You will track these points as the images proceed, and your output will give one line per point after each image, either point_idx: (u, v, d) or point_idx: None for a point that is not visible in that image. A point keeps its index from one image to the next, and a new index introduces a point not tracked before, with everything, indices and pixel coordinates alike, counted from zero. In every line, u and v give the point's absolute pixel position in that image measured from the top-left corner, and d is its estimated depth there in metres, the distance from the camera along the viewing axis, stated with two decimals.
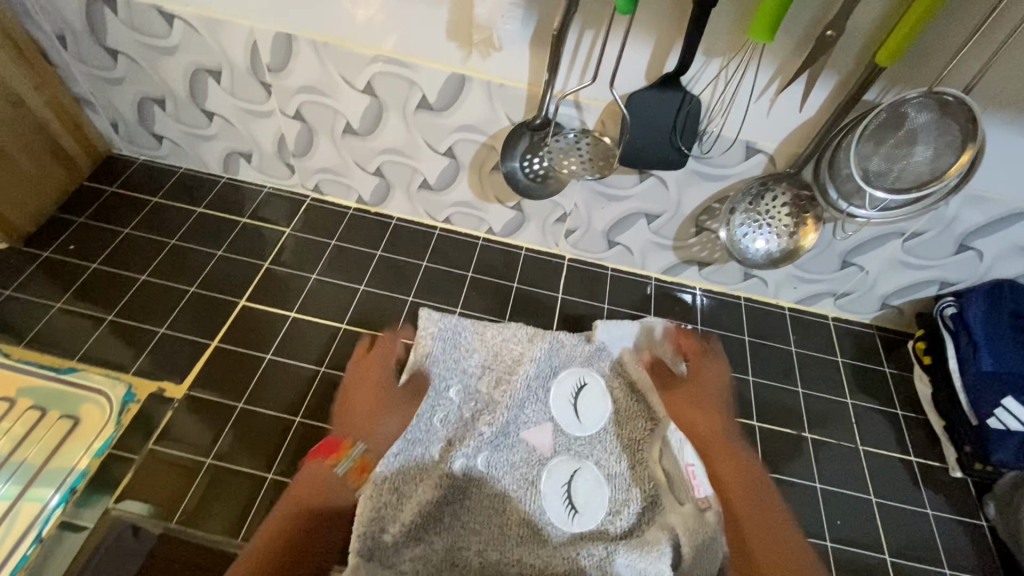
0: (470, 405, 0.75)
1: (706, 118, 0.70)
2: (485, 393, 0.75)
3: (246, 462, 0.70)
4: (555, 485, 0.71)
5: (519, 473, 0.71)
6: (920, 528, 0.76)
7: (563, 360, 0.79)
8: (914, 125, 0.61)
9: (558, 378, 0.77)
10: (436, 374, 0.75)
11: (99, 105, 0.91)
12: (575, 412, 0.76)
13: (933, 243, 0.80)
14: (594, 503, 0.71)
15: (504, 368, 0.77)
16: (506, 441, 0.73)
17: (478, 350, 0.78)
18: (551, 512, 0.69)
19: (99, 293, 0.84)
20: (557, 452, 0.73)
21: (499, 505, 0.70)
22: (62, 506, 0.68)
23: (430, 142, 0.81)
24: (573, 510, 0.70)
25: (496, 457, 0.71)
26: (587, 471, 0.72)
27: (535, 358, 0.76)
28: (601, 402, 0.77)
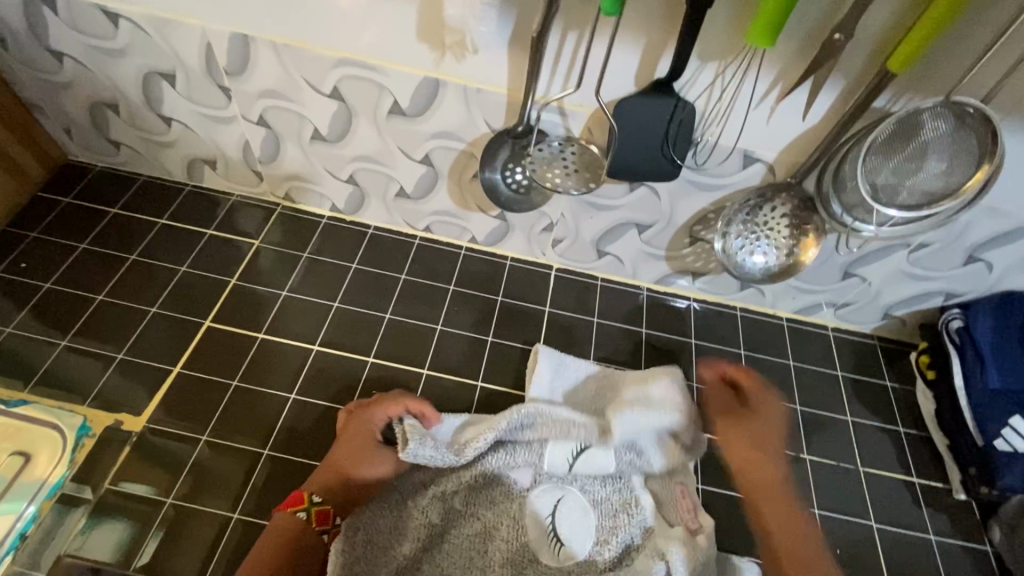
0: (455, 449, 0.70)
1: (701, 127, 0.64)
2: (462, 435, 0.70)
3: (210, 501, 0.66)
4: (538, 518, 0.67)
5: (499, 509, 0.67)
6: (923, 555, 0.73)
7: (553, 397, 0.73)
8: (928, 138, 0.57)
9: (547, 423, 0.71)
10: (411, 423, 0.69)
11: (50, 110, 0.84)
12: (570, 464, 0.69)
13: (940, 254, 0.76)
14: (581, 532, 0.66)
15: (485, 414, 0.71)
16: (485, 475, 0.69)
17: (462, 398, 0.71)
18: (534, 548, 0.65)
19: (53, 315, 0.78)
20: (537, 483, 0.69)
21: (480, 543, 0.66)
22: (11, 555, 0.62)
23: (405, 150, 0.76)
24: (558, 541, 0.66)
25: (474, 498, 0.68)
26: (571, 498, 0.68)
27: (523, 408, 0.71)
28: (602, 458, 0.70)
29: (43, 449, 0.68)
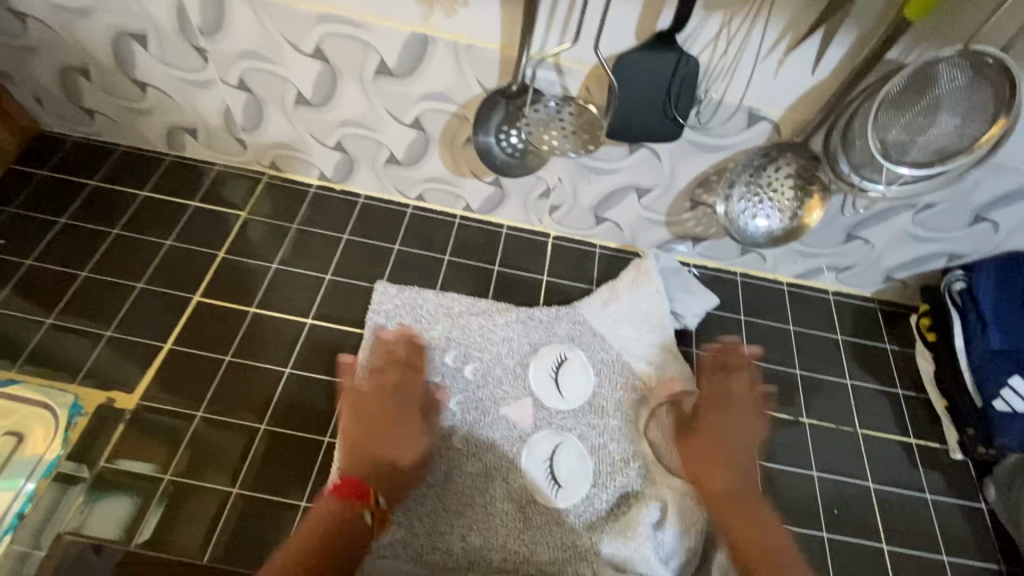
0: (437, 378, 0.73)
1: (705, 82, 0.61)
2: (450, 365, 0.74)
3: (208, 478, 0.65)
4: (538, 461, 0.69)
5: (499, 451, 0.69)
6: (920, 512, 0.74)
7: (544, 337, 0.76)
8: (942, 91, 0.55)
9: (538, 356, 0.75)
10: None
11: (17, 77, 0.80)
12: (554, 382, 0.73)
13: (946, 215, 0.74)
14: (579, 476, 0.68)
15: (472, 342, 0.75)
16: (485, 417, 0.71)
17: (443, 322, 0.77)
18: (536, 488, 0.67)
19: (37, 292, 0.76)
20: (538, 428, 0.70)
21: (481, 486, 0.67)
22: (11, 534, 0.61)
23: (394, 114, 0.72)
24: (556, 485, 0.67)
25: (474, 435, 0.70)
26: (570, 445, 0.70)
27: (508, 338, 0.76)
28: (583, 375, 0.74)
29: (36, 427, 0.67)
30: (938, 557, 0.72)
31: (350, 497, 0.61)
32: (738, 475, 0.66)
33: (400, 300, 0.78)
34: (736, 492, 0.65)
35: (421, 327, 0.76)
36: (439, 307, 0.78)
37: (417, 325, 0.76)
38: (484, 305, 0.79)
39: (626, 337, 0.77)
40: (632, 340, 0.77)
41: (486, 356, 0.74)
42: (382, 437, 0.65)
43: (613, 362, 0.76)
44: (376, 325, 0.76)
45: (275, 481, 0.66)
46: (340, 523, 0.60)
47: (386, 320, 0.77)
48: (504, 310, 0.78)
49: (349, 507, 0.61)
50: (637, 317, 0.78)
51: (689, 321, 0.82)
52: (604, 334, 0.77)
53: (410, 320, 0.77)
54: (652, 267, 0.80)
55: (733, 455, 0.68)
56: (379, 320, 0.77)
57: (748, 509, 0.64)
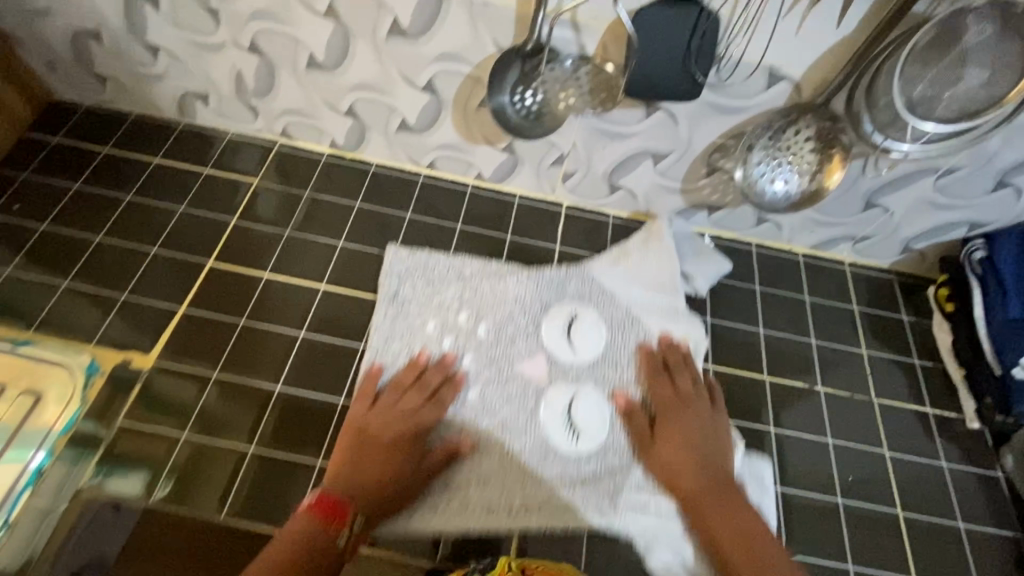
0: (449, 337, 0.72)
1: (726, 39, 0.60)
2: (464, 325, 0.73)
3: (226, 437, 0.66)
4: (554, 412, 0.69)
5: (515, 405, 0.69)
6: (935, 480, 0.74)
7: (555, 296, 0.76)
8: (969, 44, 0.54)
9: (549, 313, 0.75)
10: (410, 309, 0.74)
11: (29, 42, 0.79)
12: (567, 337, 0.73)
13: (969, 181, 0.72)
14: (596, 425, 0.69)
15: (485, 302, 0.75)
16: (500, 374, 0.70)
17: (455, 283, 0.76)
18: (554, 439, 0.67)
19: (52, 256, 0.76)
20: (553, 381, 0.71)
21: (502, 436, 0.67)
22: (31, 488, 0.62)
23: (407, 76, 0.72)
24: (575, 433, 0.68)
25: (490, 390, 0.70)
26: (585, 395, 0.70)
27: (520, 297, 0.76)
28: (596, 329, 0.74)
29: (52, 386, 0.68)
30: (952, 523, 0.71)
31: (326, 516, 0.56)
32: (720, 471, 0.62)
33: (412, 263, 0.78)
34: (726, 485, 0.61)
35: (435, 289, 0.76)
36: (451, 267, 0.78)
37: (427, 287, 0.76)
38: (496, 266, 0.78)
39: (637, 295, 0.77)
40: (642, 295, 0.77)
41: (499, 315, 0.74)
42: (377, 461, 0.61)
43: (623, 318, 0.75)
44: (388, 288, 0.76)
45: (291, 439, 0.67)
46: (313, 541, 0.54)
47: (398, 283, 0.76)
48: (516, 270, 0.78)
49: (322, 524, 0.55)
50: (647, 277, 0.78)
51: (699, 286, 0.82)
52: (614, 291, 0.77)
53: (419, 282, 0.76)
54: (664, 228, 0.81)
55: (673, 469, 0.63)
56: (387, 281, 0.76)
57: (721, 509, 0.59)
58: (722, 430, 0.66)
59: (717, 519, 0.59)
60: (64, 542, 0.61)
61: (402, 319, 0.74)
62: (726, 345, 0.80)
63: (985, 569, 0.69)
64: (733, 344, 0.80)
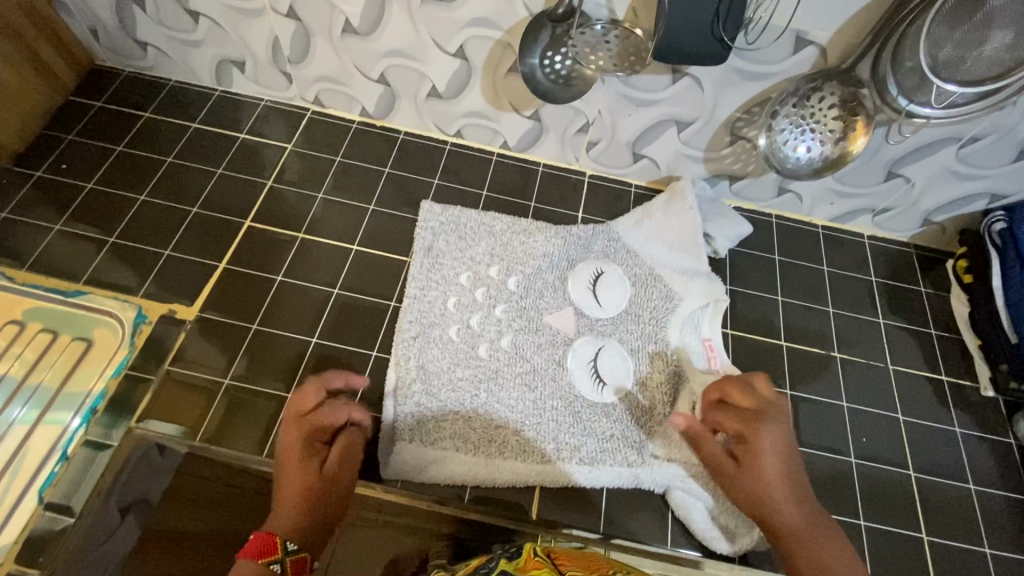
0: (481, 289, 0.77)
1: (755, 3, 0.61)
2: (495, 277, 0.78)
3: (264, 384, 0.70)
4: (581, 362, 0.73)
5: (547, 353, 0.74)
6: (948, 445, 0.76)
7: (580, 253, 0.80)
8: (995, 7, 0.55)
9: (575, 270, 0.78)
10: (444, 262, 0.79)
11: (74, 8, 0.82)
12: (593, 292, 0.77)
13: (992, 149, 0.73)
14: (621, 376, 0.73)
15: (514, 257, 0.79)
16: (531, 324, 0.75)
17: (486, 239, 0.80)
18: (580, 388, 0.72)
19: (97, 214, 0.80)
20: (580, 334, 0.75)
21: (531, 381, 0.72)
22: (85, 426, 0.67)
23: (438, 42, 0.73)
24: (601, 383, 0.72)
25: (522, 338, 0.75)
26: (611, 348, 0.74)
27: (548, 253, 0.80)
28: (620, 287, 0.77)
29: (105, 335, 0.72)
30: (964, 486, 0.73)
31: (258, 552, 0.47)
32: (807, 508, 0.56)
33: (445, 219, 0.82)
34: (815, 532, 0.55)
35: (466, 244, 0.80)
36: (482, 225, 0.82)
37: (458, 240, 0.80)
38: (524, 224, 0.82)
39: (657, 253, 0.80)
40: (664, 252, 0.80)
41: (528, 269, 0.79)
42: (307, 486, 0.54)
43: (646, 275, 0.79)
44: (423, 241, 0.80)
45: None
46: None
47: (433, 237, 0.81)
48: (543, 227, 0.82)
49: (254, 563, 0.46)
50: (669, 235, 0.81)
51: (719, 247, 0.84)
52: (638, 250, 0.81)
53: (450, 235, 0.81)
54: (686, 188, 0.82)
55: (759, 494, 0.57)
56: (422, 234, 0.81)
57: (811, 551, 0.53)
58: (797, 453, 0.60)
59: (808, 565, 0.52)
60: (117, 476, 0.65)
61: (437, 271, 0.78)
62: (744, 311, 0.82)
63: (996, 529, 0.71)
64: (751, 310, 0.82)
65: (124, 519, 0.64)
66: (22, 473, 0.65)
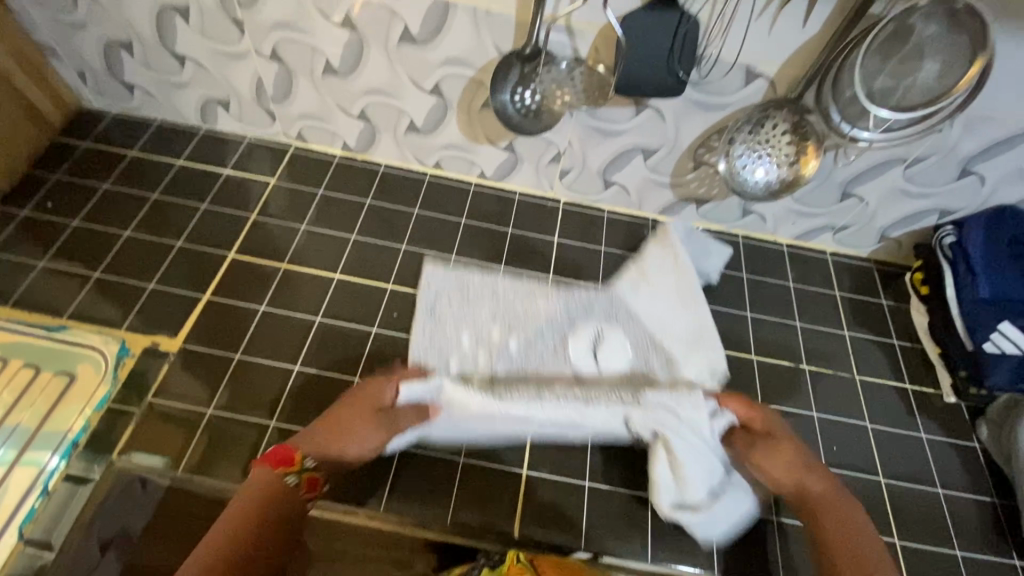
0: (482, 348, 0.77)
1: (705, 41, 0.66)
2: (497, 341, 0.77)
3: (247, 413, 0.71)
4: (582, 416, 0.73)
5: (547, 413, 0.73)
6: (916, 451, 0.78)
7: (582, 310, 0.81)
8: (922, 39, 0.60)
9: (577, 332, 0.79)
10: (446, 323, 0.78)
11: (63, 53, 0.86)
12: (592, 347, 0.77)
13: (936, 169, 0.78)
14: (618, 389, 0.75)
15: (516, 316, 0.80)
16: (530, 383, 0.74)
17: (488, 299, 0.81)
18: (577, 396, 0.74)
19: (82, 250, 0.82)
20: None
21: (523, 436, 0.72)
22: (66, 461, 0.67)
23: (415, 80, 0.78)
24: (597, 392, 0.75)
25: (524, 399, 0.74)
26: (611, 409, 0.74)
27: (550, 315, 0.80)
28: (620, 347, 0.78)
29: (88, 368, 0.73)
30: (933, 491, 0.75)
31: (278, 461, 0.59)
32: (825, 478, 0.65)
33: (449, 279, 0.83)
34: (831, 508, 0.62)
35: (467, 303, 0.80)
36: (486, 283, 0.82)
37: (462, 300, 0.81)
38: (527, 284, 0.83)
39: (655, 312, 0.81)
40: (660, 317, 0.80)
41: (528, 331, 0.78)
42: (335, 428, 0.64)
43: (646, 338, 0.79)
44: (425, 302, 0.80)
45: (310, 418, 0.71)
46: (269, 484, 0.57)
47: (435, 296, 0.81)
48: (546, 291, 0.83)
49: (273, 470, 0.58)
50: (666, 294, 0.82)
51: (712, 275, 0.88)
52: (637, 311, 0.81)
53: (452, 296, 0.81)
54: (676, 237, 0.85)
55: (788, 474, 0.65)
56: (423, 295, 0.81)
57: (835, 518, 0.62)
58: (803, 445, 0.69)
59: (834, 529, 0.61)
60: (97, 511, 0.65)
61: (439, 332, 0.78)
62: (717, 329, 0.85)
63: (967, 531, 0.73)
64: (722, 327, 0.86)
65: (105, 554, 0.63)
66: (1, 511, 0.65)
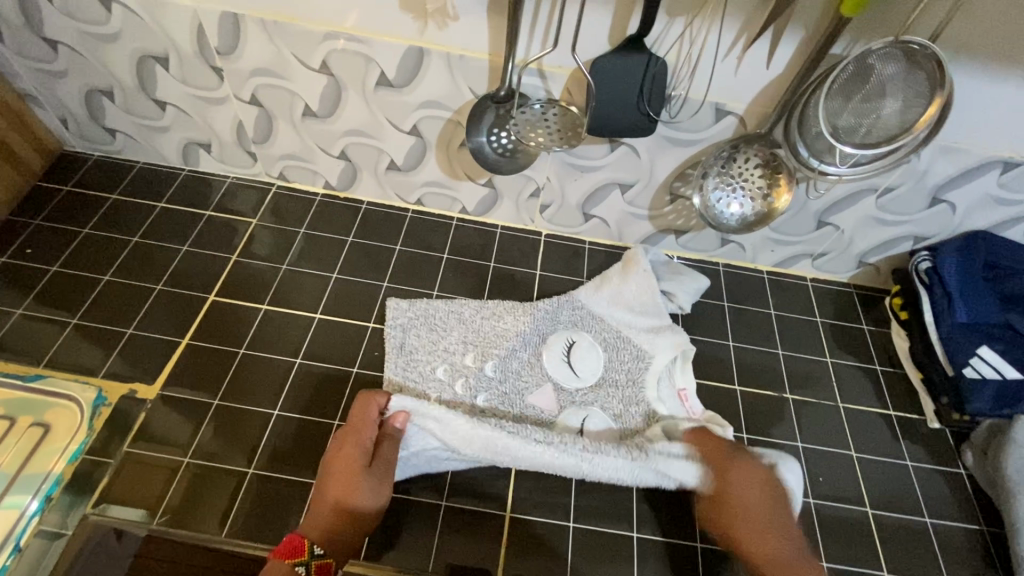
0: (460, 380, 0.77)
1: (673, 81, 0.68)
2: (472, 366, 0.78)
3: (226, 460, 0.70)
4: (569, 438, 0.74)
5: None
6: (902, 479, 0.78)
7: (549, 326, 0.82)
8: (882, 78, 0.61)
9: (547, 345, 0.81)
10: (419, 357, 0.79)
11: (45, 100, 0.86)
12: (566, 361, 0.80)
13: (907, 198, 0.79)
14: (592, 367, 0.80)
15: (487, 341, 0.80)
16: (515, 410, 0.75)
17: (457, 328, 0.81)
18: (559, 382, 0.78)
19: (60, 296, 0.81)
20: (563, 408, 0.76)
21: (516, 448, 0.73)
22: (39, 515, 0.66)
23: (393, 122, 0.79)
24: (574, 372, 0.79)
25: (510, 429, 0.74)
26: (594, 416, 0.76)
27: (519, 332, 0.81)
28: (594, 355, 0.80)
29: (63, 419, 0.72)
30: (921, 520, 0.75)
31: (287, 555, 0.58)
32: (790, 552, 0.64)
33: (413, 313, 0.83)
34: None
35: (438, 335, 0.81)
36: (451, 313, 0.83)
37: (431, 333, 0.81)
38: (492, 306, 0.84)
39: (621, 316, 0.84)
40: (627, 315, 0.84)
41: (501, 351, 0.80)
42: (335, 502, 0.63)
43: (614, 338, 0.82)
44: (394, 339, 0.80)
45: (292, 462, 0.70)
46: None
47: (403, 333, 0.81)
48: (514, 309, 0.83)
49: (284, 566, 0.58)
50: (628, 300, 0.84)
51: (683, 304, 0.87)
52: (603, 315, 0.84)
53: (420, 327, 0.81)
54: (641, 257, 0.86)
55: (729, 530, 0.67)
56: (390, 331, 0.81)
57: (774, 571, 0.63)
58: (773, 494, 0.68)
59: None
60: (70, 567, 0.64)
61: (414, 367, 0.78)
62: (699, 358, 0.85)
63: (956, 562, 0.72)
64: (705, 357, 0.86)
65: None
66: None
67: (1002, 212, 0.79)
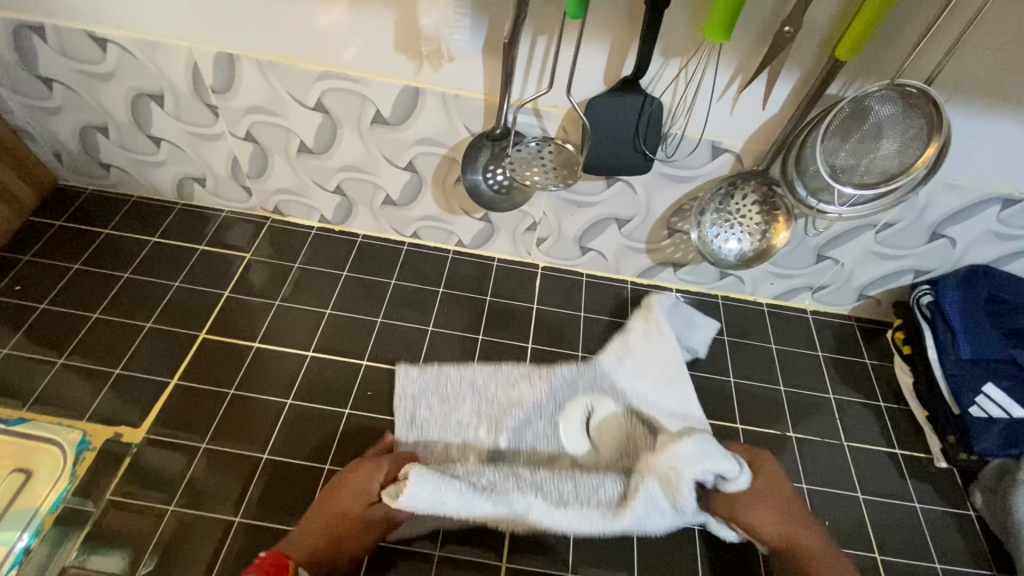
0: (474, 457, 0.73)
1: (669, 120, 0.68)
2: (485, 442, 0.74)
3: (213, 507, 0.68)
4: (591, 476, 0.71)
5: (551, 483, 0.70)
6: (910, 522, 0.76)
7: (567, 393, 0.78)
8: (879, 119, 0.61)
9: (565, 413, 0.76)
10: (431, 434, 0.74)
11: (40, 136, 0.86)
12: (584, 423, 0.76)
13: (907, 232, 0.79)
14: (611, 435, 0.75)
15: (502, 414, 0.76)
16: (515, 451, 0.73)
17: (469, 398, 0.77)
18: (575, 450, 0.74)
19: (47, 334, 0.79)
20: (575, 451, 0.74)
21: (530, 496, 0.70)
22: (17, 568, 0.63)
23: (389, 158, 0.78)
24: (592, 444, 0.75)
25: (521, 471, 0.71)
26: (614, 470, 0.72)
27: (536, 402, 0.77)
28: (614, 421, 0.76)
29: (43, 465, 0.69)
30: (932, 566, 0.72)
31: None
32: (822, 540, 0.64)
33: (423, 382, 0.79)
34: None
35: (450, 407, 0.76)
36: (464, 379, 0.79)
37: (443, 404, 0.77)
38: (507, 373, 0.80)
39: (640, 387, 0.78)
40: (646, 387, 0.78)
41: (516, 424, 0.75)
42: (331, 524, 0.62)
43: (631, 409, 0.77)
44: (404, 414, 0.76)
45: (282, 508, 0.68)
46: None
47: (414, 406, 0.76)
48: (529, 377, 0.79)
49: None
50: (648, 364, 0.80)
51: (699, 350, 0.86)
52: (619, 380, 0.80)
53: (431, 396, 0.77)
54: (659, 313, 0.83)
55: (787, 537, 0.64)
56: (399, 408, 0.76)
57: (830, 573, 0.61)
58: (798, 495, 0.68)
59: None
60: None
61: (426, 448, 0.73)
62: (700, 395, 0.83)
63: None
64: (705, 393, 0.84)
65: None
66: None
67: (1002, 247, 0.79)
